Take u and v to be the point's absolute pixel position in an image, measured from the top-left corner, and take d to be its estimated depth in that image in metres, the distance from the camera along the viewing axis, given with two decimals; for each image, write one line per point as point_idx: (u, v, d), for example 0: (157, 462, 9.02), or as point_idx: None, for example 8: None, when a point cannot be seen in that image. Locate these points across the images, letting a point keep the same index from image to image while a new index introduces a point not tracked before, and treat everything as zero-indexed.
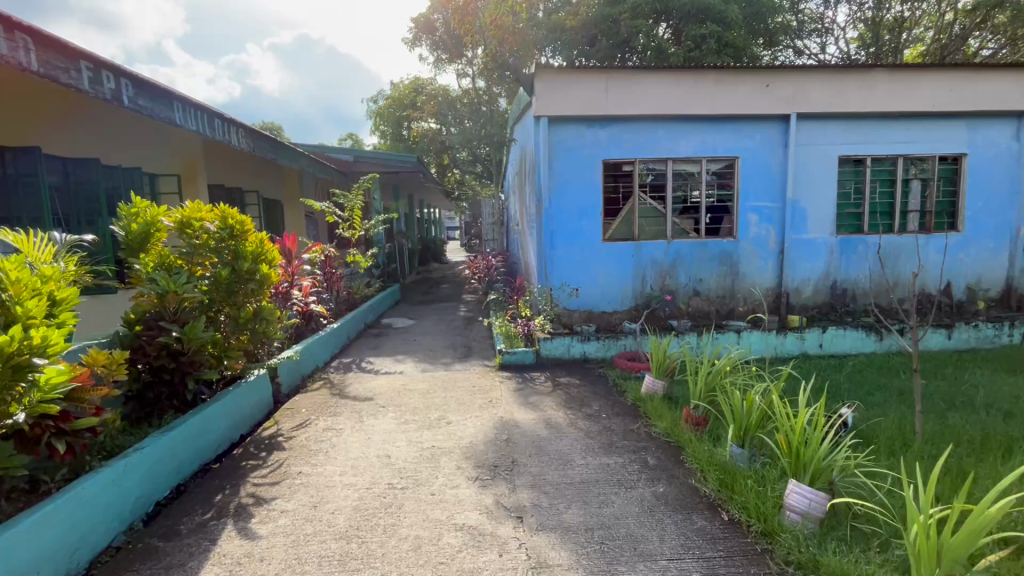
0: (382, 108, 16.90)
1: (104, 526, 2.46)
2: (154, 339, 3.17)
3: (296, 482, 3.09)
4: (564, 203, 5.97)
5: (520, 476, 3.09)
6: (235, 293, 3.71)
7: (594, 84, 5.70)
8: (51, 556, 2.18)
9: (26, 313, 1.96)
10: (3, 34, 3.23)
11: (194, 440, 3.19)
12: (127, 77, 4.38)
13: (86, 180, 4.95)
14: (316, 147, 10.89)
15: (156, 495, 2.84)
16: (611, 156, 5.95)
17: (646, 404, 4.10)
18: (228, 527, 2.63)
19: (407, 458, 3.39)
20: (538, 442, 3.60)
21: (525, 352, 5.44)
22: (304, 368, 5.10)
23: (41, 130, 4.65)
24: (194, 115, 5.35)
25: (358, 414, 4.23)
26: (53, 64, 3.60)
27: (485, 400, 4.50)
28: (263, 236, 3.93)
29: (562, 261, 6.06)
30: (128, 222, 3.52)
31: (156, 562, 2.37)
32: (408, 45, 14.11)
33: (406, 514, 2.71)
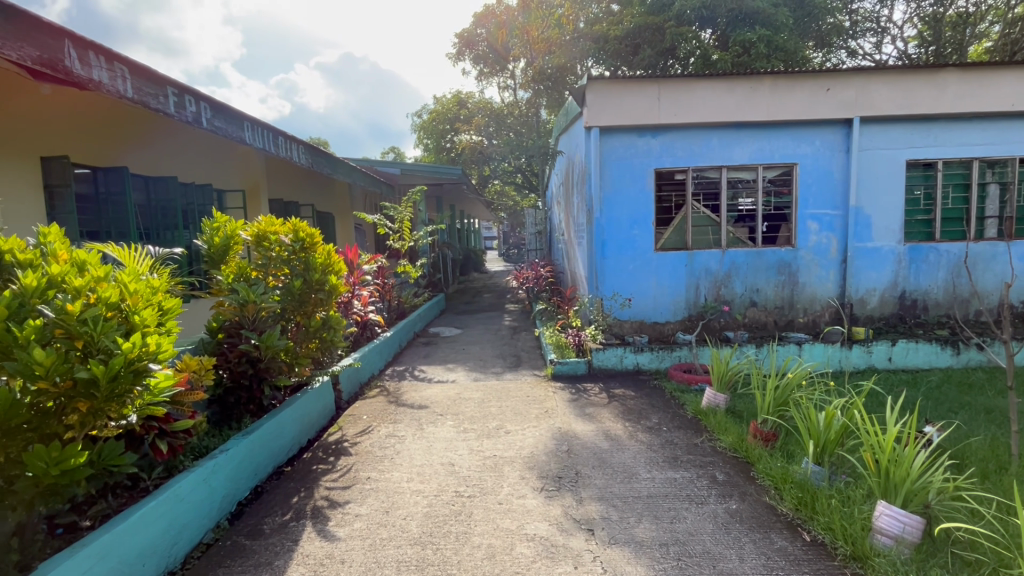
0: (426, 122, 17.34)
1: (197, 524, 2.61)
2: (234, 347, 3.35)
3: (366, 487, 3.18)
4: (616, 213, 5.94)
5: (585, 489, 3.07)
6: (306, 302, 3.88)
7: (647, 93, 5.68)
8: (156, 549, 2.34)
9: (143, 321, 2.11)
10: (104, 65, 3.52)
11: (269, 444, 3.33)
12: (207, 101, 4.69)
13: (165, 197, 5.30)
14: (365, 161, 11.26)
15: (239, 495, 2.99)
16: (663, 165, 5.89)
17: (709, 418, 4.00)
18: (308, 529, 2.73)
19: (471, 466, 3.43)
20: (600, 454, 3.57)
21: (576, 363, 5.42)
22: (361, 376, 5.24)
23: (124, 150, 4.98)
24: (262, 134, 5.66)
25: (417, 422, 4.30)
26: (145, 91, 3.90)
27: (541, 410, 4.51)
28: (330, 248, 4.11)
29: (613, 271, 6.00)
30: (211, 235, 3.72)
31: (245, 560, 2.49)
32: (452, 60, 14.49)
33: (476, 522, 2.74)
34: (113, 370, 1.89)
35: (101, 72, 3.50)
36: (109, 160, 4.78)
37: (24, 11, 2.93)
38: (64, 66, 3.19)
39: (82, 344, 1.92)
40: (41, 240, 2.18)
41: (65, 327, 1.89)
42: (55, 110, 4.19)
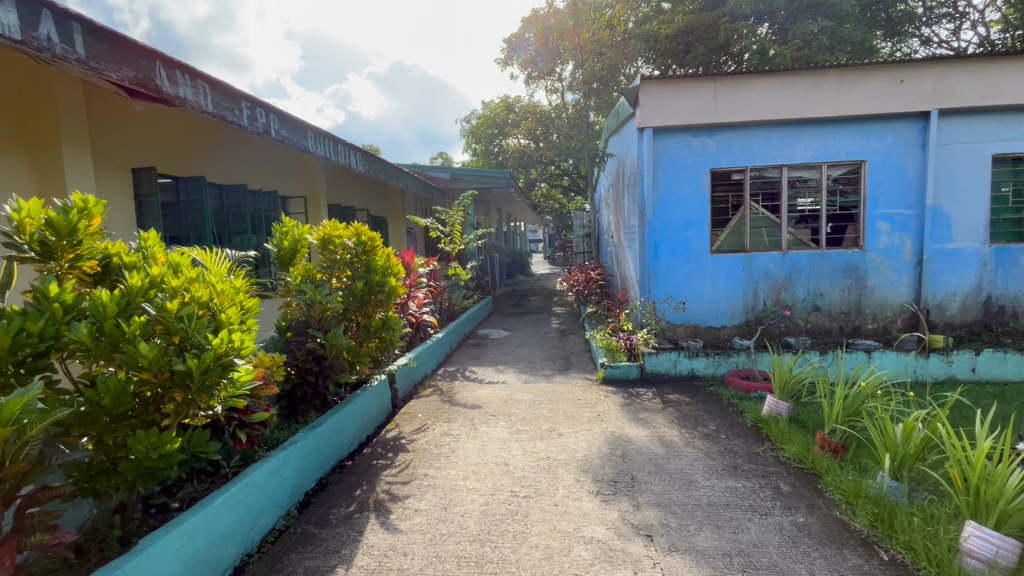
0: (474, 127, 17.61)
1: (271, 510, 2.77)
2: (302, 345, 3.54)
3: (424, 483, 3.27)
4: (669, 214, 5.80)
5: (642, 494, 3.03)
6: (367, 303, 4.05)
7: (702, 92, 5.54)
8: (236, 532, 2.50)
9: (228, 319, 2.29)
10: (189, 83, 3.82)
11: (332, 438, 3.49)
12: (276, 113, 4.98)
13: (236, 204, 5.65)
14: (417, 167, 11.57)
15: (306, 486, 3.15)
16: (719, 165, 5.73)
17: (770, 426, 3.84)
18: (371, 521, 2.84)
19: (525, 467, 3.46)
20: (656, 460, 3.50)
21: (628, 367, 5.34)
22: (415, 376, 5.39)
23: (202, 160, 5.35)
24: (323, 143, 5.95)
25: (471, 421, 4.38)
26: (223, 105, 4.19)
27: (593, 413, 4.47)
28: (389, 251, 4.29)
29: (666, 274, 5.87)
30: (280, 239, 3.90)
31: (315, 547, 2.62)
32: (500, 65, 14.66)
33: (533, 522, 2.77)
34: (204, 364, 2.06)
35: (186, 88, 3.80)
36: (189, 169, 5.15)
37: (123, 36, 3.24)
38: (155, 84, 3.50)
39: (178, 339, 2.11)
40: (142, 244, 2.39)
41: (165, 323, 2.08)
42: (144, 125, 4.57)
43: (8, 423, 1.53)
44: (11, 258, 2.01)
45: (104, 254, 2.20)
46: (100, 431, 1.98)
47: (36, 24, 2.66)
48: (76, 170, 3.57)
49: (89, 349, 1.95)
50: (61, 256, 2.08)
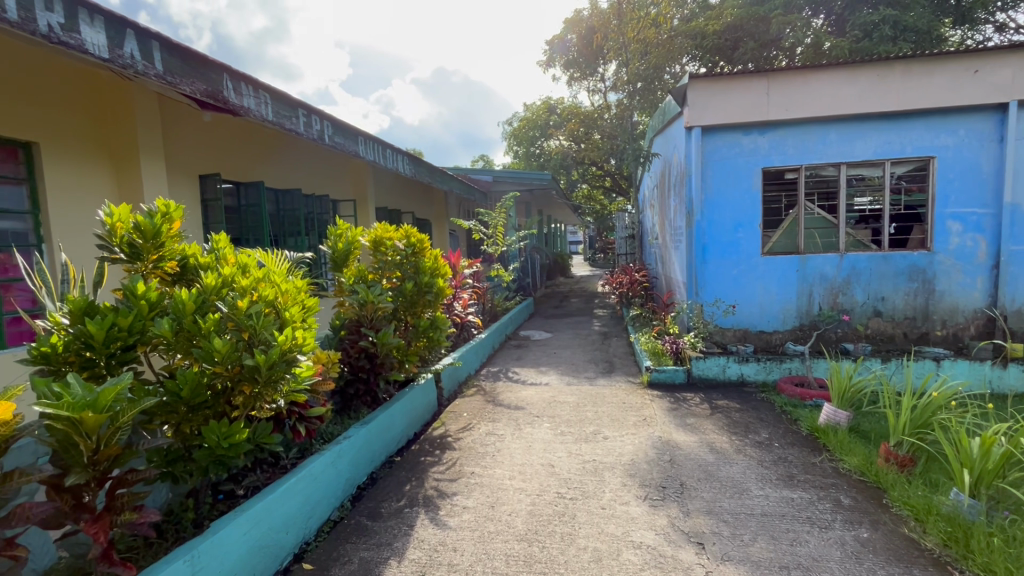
0: (515, 129, 17.71)
1: (327, 501, 2.89)
2: (355, 343, 3.67)
3: (471, 481, 3.32)
4: (718, 215, 5.63)
5: (692, 501, 2.96)
6: (417, 303, 4.16)
7: (755, 88, 5.37)
8: (296, 520, 2.62)
9: (292, 317, 2.41)
10: (253, 93, 4.04)
11: (382, 434, 3.60)
12: (329, 120, 5.19)
13: (291, 207, 5.91)
14: (460, 170, 11.74)
15: (358, 479, 3.26)
16: (772, 164, 5.52)
17: (828, 436, 3.67)
18: (421, 516, 2.91)
19: (571, 469, 3.45)
20: (705, 466, 3.42)
21: (674, 371, 5.23)
22: (459, 375, 5.47)
23: (262, 166, 5.62)
24: (373, 148, 6.16)
25: (515, 422, 4.41)
26: (282, 114, 4.41)
27: (639, 417, 4.41)
28: (437, 253, 4.39)
29: (714, 277, 5.71)
30: (335, 241, 4.04)
31: (368, 538, 2.72)
32: (543, 67, 14.68)
33: (580, 524, 2.76)
34: (271, 359, 2.18)
35: (250, 99, 4.03)
36: (250, 175, 5.42)
37: (195, 53, 3.46)
38: (223, 96, 3.72)
39: (248, 335, 2.24)
40: (215, 246, 2.54)
41: (235, 321, 2.22)
42: (211, 134, 4.85)
43: (103, 409, 1.67)
44: (104, 259, 2.20)
45: (182, 255, 2.37)
46: (179, 420, 2.12)
47: (121, 43, 2.90)
48: (153, 176, 3.85)
49: (171, 343, 2.10)
50: (147, 257, 2.25)
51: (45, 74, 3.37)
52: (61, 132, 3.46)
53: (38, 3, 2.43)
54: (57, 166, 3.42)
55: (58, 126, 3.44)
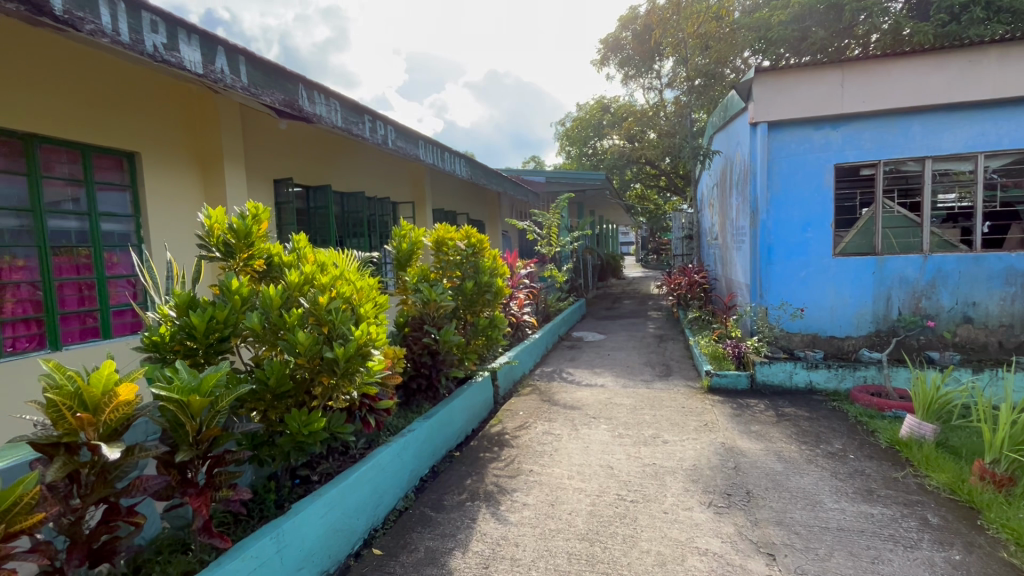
0: (567, 130, 17.65)
1: (392, 491, 3.00)
2: (419, 339, 3.78)
3: (530, 479, 3.35)
4: (786, 214, 5.36)
5: (760, 511, 2.85)
6: (477, 302, 4.25)
7: (827, 81, 5.10)
8: (366, 506, 2.73)
9: (365, 312, 2.54)
10: (324, 101, 4.27)
11: (443, 429, 3.69)
12: (393, 125, 5.39)
13: (355, 209, 6.17)
14: (514, 171, 11.84)
15: (421, 471, 3.37)
16: (846, 160, 5.21)
17: (912, 450, 3.43)
18: (483, 510, 2.97)
19: (631, 471, 3.41)
20: (773, 476, 3.27)
21: (737, 376, 5.04)
22: (515, 374, 5.54)
23: (330, 170, 5.90)
24: (432, 151, 6.34)
25: (571, 422, 4.41)
26: (351, 120, 4.63)
27: (700, 422, 4.28)
28: (497, 253, 4.49)
29: (781, 279, 5.44)
30: (399, 242, 4.19)
31: (433, 529, 2.80)
32: (597, 66, 14.56)
33: (643, 527, 2.73)
34: (349, 353, 2.30)
35: (322, 107, 4.26)
36: (320, 179, 5.71)
37: (275, 65, 3.70)
38: (298, 105, 3.95)
39: (328, 329, 2.38)
40: (296, 245, 2.71)
41: (317, 316, 2.38)
42: (285, 141, 5.15)
43: (207, 394, 1.84)
44: (202, 258, 2.42)
45: (269, 254, 2.55)
46: (266, 407, 2.29)
47: (213, 59, 3.15)
48: (235, 181, 4.14)
49: (259, 336, 2.27)
50: (238, 256, 2.46)
51: (146, 91, 3.72)
52: (158, 142, 3.79)
53: (146, 26, 2.69)
54: (156, 174, 3.76)
55: (156, 136, 3.78)
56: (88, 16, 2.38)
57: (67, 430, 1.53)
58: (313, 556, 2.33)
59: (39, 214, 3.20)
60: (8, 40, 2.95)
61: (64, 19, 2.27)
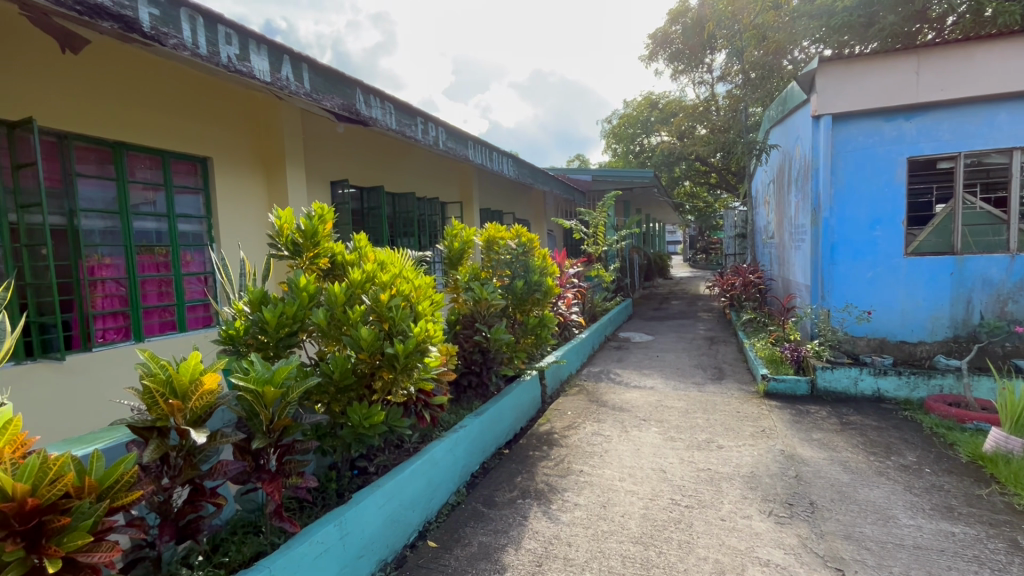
0: (614, 127, 17.38)
1: (445, 485, 3.06)
2: (470, 337, 3.84)
3: (581, 479, 3.34)
4: (851, 211, 5.07)
5: (826, 523, 2.71)
6: (527, 301, 4.27)
7: (899, 69, 4.79)
8: (421, 499, 2.80)
9: (422, 310, 2.60)
10: (380, 105, 4.40)
11: (493, 426, 3.73)
12: (443, 127, 5.49)
13: (406, 209, 6.32)
14: (560, 170, 11.79)
15: (472, 467, 3.42)
16: (921, 153, 4.87)
17: (997, 466, 3.18)
18: (534, 508, 2.98)
19: (685, 476, 3.33)
20: (839, 487, 3.11)
21: (796, 381, 4.82)
22: (563, 374, 5.52)
23: (383, 172, 6.06)
24: (481, 151, 6.40)
25: (621, 423, 4.35)
26: (404, 122, 4.75)
27: (757, 428, 4.12)
28: (547, 253, 4.49)
29: (845, 280, 5.15)
30: (451, 241, 4.27)
31: (486, 524, 2.84)
32: (646, 62, 14.24)
33: (699, 533, 2.66)
34: (408, 349, 2.37)
35: (377, 110, 4.39)
36: (374, 180, 5.88)
37: (335, 71, 3.84)
38: (356, 109, 4.08)
39: (388, 326, 2.46)
40: (357, 245, 2.81)
41: (378, 313, 2.46)
42: (342, 144, 5.35)
43: (279, 385, 1.95)
44: (272, 257, 2.56)
45: (332, 254, 2.67)
46: (330, 399, 2.39)
47: (279, 67, 3.31)
48: (297, 183, 4.34)
49: (324, 331, 2.38)
50: (305, 255, 2.59)
51: (218, 99, 3.96)
52: (228, 148, 4.02)
53: (221, 39, 2.87)
54: (226, 178, 4.00)
55: (227, 142, 4.01)
56: (171, 31, 2.56)
57: (160, 415, 1.66)
58: (373, 544, 2.42)
59: (126, 216, 3.46)
60: (99, 55, 3.21)
61: (151, 35, 2.46)
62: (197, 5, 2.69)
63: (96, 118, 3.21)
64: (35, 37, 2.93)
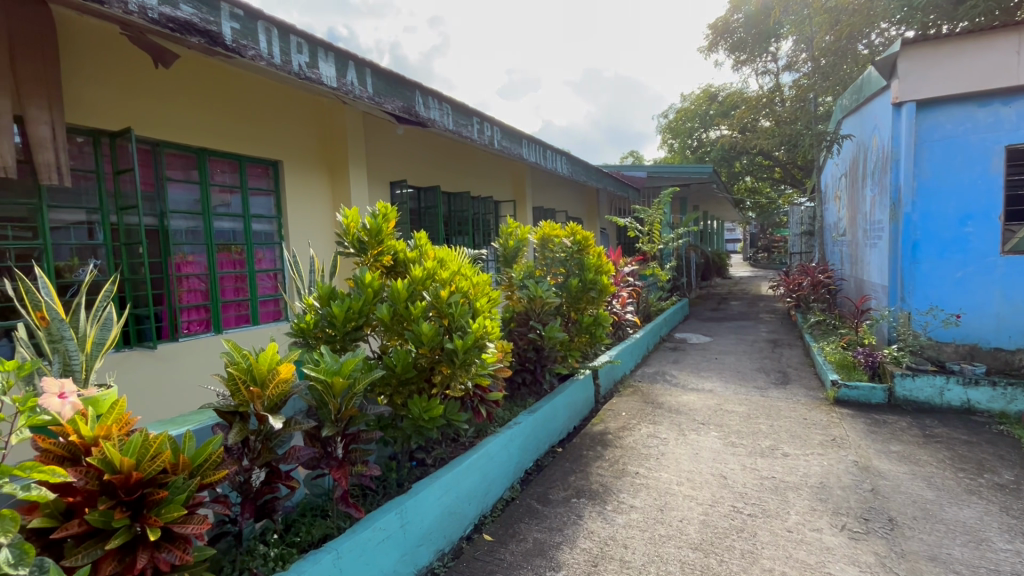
0: (670, 122, 16.87)
1: (500, 481, 3.09)
2: (524, 334, 3.86)
3: (636, 481, 3.28)
4: (938, 206, 4.66)
5: (907, 542, 2.52)
6: (581, 300, 4.23)
7: (996, 48, 4.36)
8: (476, 494, 2.85)
9: (480, 306, 2.66)
10: (438, 106, 4.51)
11: (546, 424, 3.73)
12: (499, 126, 5.54)
13: (461, 209, 6.44)
14: (614, 167, 11.61)
15: (526, 464, 3.44)
16: (1020, 141, 4.42)
17: None
18: (589, 508, 2.96)
19: (748, 483, 3.19)
20: (922, 504, 2.87)
21: (871, 389, 4.50)
22: (616, 374, 5.43)
23: (440, 172, 6.19)
24: (535, 149, 6.42)
25: (678, 426, 4.23)
26: (461, 123, 4.84)
27: (826, 437, 3.89)
28: (602, 252, 4.41)
29: (929, 280, 4.74)
30: (506, 239, 4.34)
31: (540, 521, 2.85)
32: (705, 53, 13.74)
33: (763, 544, 2.54)
34: (467, 345, 2.43)
35: (436, 112, 4.49)
36: (431, 180, 6.02)
37: (397, 75, 3.98)
38: (415, 110, 4.20)
39: (449, 321, 2.53)
40: (418, 242, 2.89)
41: (438, 308, 2.54)
42: (401, 146, 5.50)
43: (347, 375, 2.05)
44: (340, 254, 2.69)
45: (395, 251, 2.76)
46: (392, 392, 2.48)
47: (345, 74, 3.45)
48: (358, 184, 4.53)
49: (388, 326, 2.47)
50: (370, 252, 2.70)
51: (289, 105, 4.19)
52: (297, 151, 4.25)
53: (293, 48, 3.03)
54: (295, 180, 4.23)
55: (296, 146, 4.24)
56: (250, 43, 2.75)
57: (242, 401, 1.79)
58: (431, 534, 2.48)
59: (207, 217, 3.73)
60: (187, 69, 3.49)
61: (232, 47, 2.64)
62: (273, 18, 2.86)
63: (184, 126, 3.49)
64: (134, 55, 3.22)
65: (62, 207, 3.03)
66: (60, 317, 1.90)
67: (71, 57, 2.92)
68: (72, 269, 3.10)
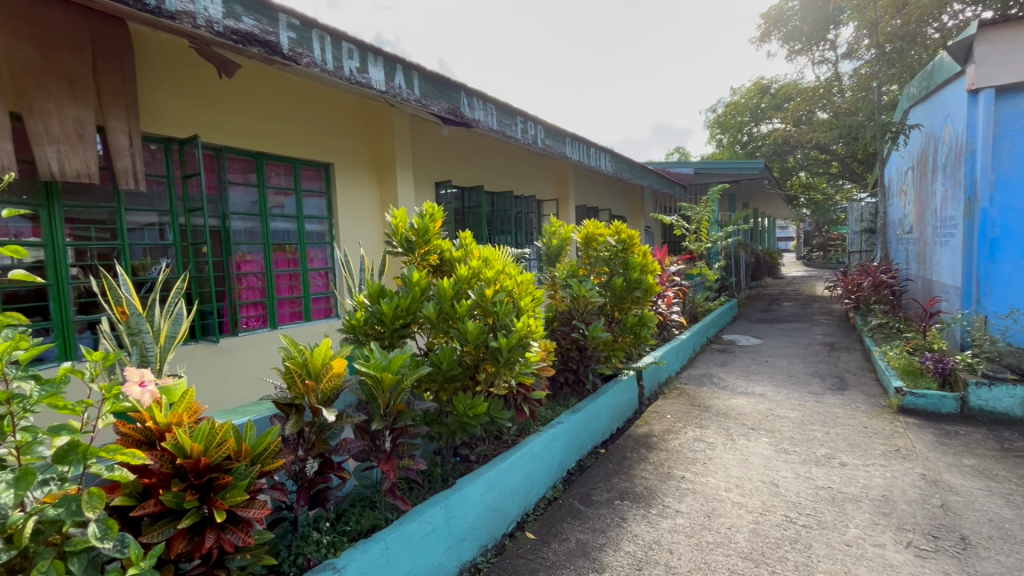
0: (719, 117, 16.33)
1: (542, 480, 3.10)
2: (567, 334, 3.84)
3: (682, 485, 3.20)
4: (1020, 200, 4.29)
5: (981, 563, 2.34)
6: (625, 300, 4.17)
7: None
8: (519, 492, 2.86)
9: (524, 305, 2.67)
10: (482, 106, 4.55)
11: (589, 425, 3.69)
12: (542, 125, 5.53)
13: (504, 209, 6.47)
14: (660, 164, 11.36)
15: (568, 464, 3.42)
16: None
17: None
18: (633, 511, 2.91)
19: (802, 493, 3.05)
20: (999, 523, 2.66)
21: (941, 397, 4.20)
22: (661, 375, 5.32)
23: (483, 172, 6.23)
24: (579, 147, 6.36)
25: (727, 431, 4.09)
26: (504, 122, 4.87)
27: (889, 447, 3.66)
28: (648, 251, 4.32)
29: (1009, 280, 4.38)
30: (550, 238, 4.38)
31: (583, 522, 2.83)
32: (758, 44, 13.21)
33: (819, 557, 2.43)
34: (511, 343, 2.45)
35: (480, 112, 4.54)
36: (474, 180, 6.08)
37: (442, 77, 4.05)
38: (460, 111, 4.25)
39: (493, 320, 2.56)
40: (464, 242, 2.93)
41: (483, 307, 2.57)
42: (445, 147, 5.59)
43: (395, 371, 2.11)
44: (388, 253, 2.76)
45: (441, 250, 2.81)
46: (437, 388, 2.53)
47: (393, 77, 3.54)
48: (405, 185, 4.64)
49: (434, 323, 2.52)
50: (417, 251, 2.77)
51: (340, 110, 4.34)
52: (348, 154, 4.40)
53: (345, 54, 3.13)
54: (345, 182, 4.38)
55: (346, 149, 4.39)
56: (305, 52, 2.86)
57: (298, 393, 1.88)
58: (475, 530, 2.51)
59: (264, 218, 3.92)
60: (247, 77, 3.68)
61: (289, 56, 2.77)
62: (326, 26, 2.97)
63: (244, 132, 3.68)
64: (200, 66, 3.43)
65: (137, 210, 3.27)
66: (138, 311, 2.06)
67: (145, 69, 3.15)
68: (146, 268, 3.33)
